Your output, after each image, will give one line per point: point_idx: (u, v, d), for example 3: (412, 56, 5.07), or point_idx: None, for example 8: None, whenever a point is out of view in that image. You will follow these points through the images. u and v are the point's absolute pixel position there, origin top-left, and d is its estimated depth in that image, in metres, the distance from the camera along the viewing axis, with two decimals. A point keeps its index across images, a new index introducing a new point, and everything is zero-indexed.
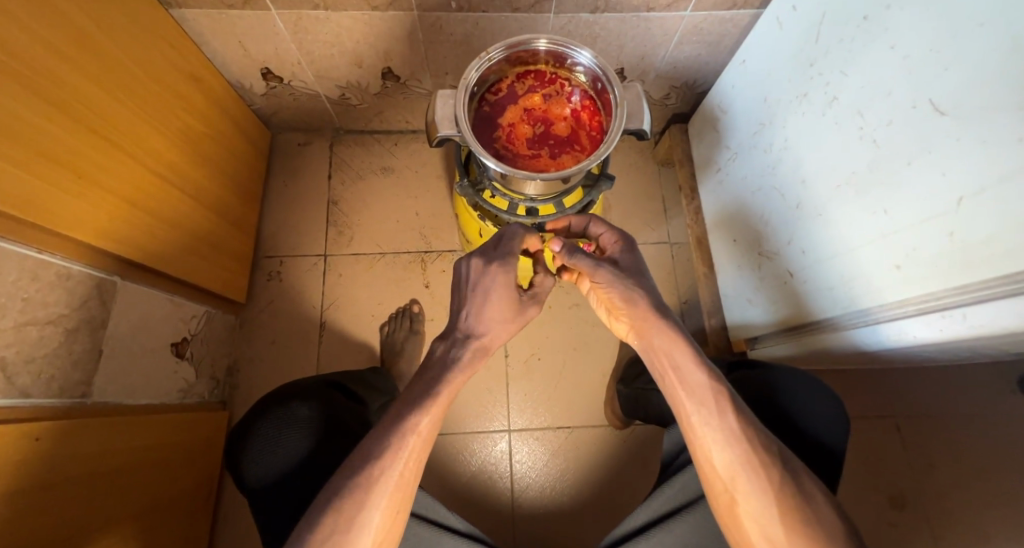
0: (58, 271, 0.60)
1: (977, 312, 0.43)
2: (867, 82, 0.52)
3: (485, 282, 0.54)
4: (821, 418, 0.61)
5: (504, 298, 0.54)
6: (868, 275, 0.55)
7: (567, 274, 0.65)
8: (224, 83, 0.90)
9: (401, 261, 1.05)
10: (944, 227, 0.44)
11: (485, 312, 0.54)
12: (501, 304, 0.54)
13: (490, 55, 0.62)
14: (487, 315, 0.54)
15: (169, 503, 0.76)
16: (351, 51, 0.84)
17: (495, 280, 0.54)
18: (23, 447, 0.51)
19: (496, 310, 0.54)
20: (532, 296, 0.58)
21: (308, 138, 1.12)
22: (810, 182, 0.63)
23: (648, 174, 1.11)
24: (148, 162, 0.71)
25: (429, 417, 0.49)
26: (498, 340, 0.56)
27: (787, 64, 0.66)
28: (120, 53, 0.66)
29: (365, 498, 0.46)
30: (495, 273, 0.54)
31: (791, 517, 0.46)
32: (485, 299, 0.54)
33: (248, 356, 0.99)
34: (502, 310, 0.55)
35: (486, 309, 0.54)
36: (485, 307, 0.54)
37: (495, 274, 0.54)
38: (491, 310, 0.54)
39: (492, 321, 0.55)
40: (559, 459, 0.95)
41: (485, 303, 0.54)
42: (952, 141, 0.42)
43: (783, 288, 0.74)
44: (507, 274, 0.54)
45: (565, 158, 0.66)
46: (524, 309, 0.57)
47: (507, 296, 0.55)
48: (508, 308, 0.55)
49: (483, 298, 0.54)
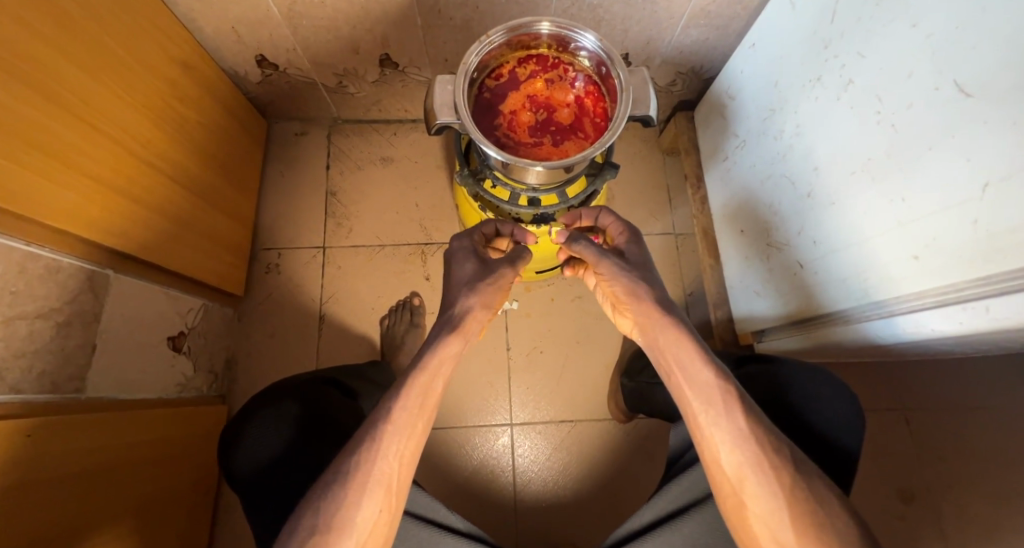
0: (48, 264, 0.58)
1: (1000, 306, 0.41)
2: (886, 62, 0.50)
3: (449, 254, 0.62)
4: (835, 411, 0.59)
5: (465, 261, 0.60)
6: (884, 265, 0.53)
7: (572, 269, 0.70)
8: (218, 70, 0.88)
9: (401, 253, 1.03)
10: (967, 214, 0.42)
11: (453, 278, 0.59)
12: (463, 266, 0.59)
13: (491, 39, 0.60)
14: (454, 279, 0.58)
15: (167, 498, 0.76)
16: (346, 37, 0.82)
17: (454, 248, 0.62)
18: (13, 443, 0.50)
19: (460, 271, 0.59)
20: (503, 260, 0.59)
21: (305, 128, 1.09)
22: (823, 170, 0.61)
23: (653, 163, 1.08)
24: (139, 151, 0.69)
25: (405, 403, 0.48)
26: (470, 301, 0.55)
27: (800, 47, 0.64)
28: (109, 39, 0.63)
29: (343, 495, 0.44)
30: (453, 244, 0.63)
31: (801, 519, 0.44)
32: (453, 268, 0.60)
33: (246, 349, 0.98)
34: (466, 272, 0.58)
35: (452, 275, 0.60)
36: (451, 273, 0.60)
37: (452, 244, 0.63)
38: (456, 273, 0.59)
39: (459, 285, 0.57)
40: (561, 453, 0.93)
41: (452, 269, 0.60)
42: (978, 124, 0.40)
43: (793, 279, 0.73)
44: (460, 241, 0.62)
45: (568, 146, 0.64)
46: (491, 268, 0.58)
47: (468, 258, 0.60)
48: (469, 266, 0.59)
49: (451, 268, 0.60)
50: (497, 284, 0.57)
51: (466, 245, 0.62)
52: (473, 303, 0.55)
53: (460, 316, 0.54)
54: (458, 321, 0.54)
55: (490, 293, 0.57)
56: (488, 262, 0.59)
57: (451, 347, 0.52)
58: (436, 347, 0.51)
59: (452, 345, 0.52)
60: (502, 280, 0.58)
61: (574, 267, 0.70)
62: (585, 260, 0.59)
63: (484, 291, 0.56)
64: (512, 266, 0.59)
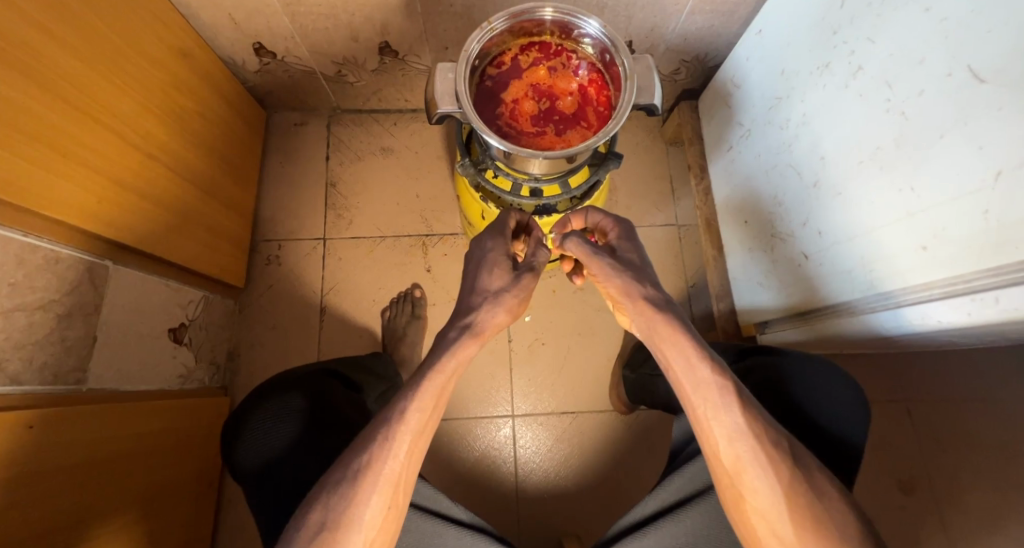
0: (47, 255, 0.57)
1: (1009, 296, 0.40)
2: (897, 48, 0.48)
3: (479, 250, 0.60)
4: (840, 404, 0.58)
5: (495, 263, 0.58)
6: (891, 256, 0.53)
7: (579, 276, 0.70)
8: (215, 59, 0.87)
9: (402, 244, 1.02)
10: (978, 204, 0.41)
11: (480, 278, 0.58)
12: (493, 270, 0.58)
13: (493, 26, 0.58)
14: (481, 282, 0.57)
15: (170, 489, 0.76)
16: (345, 25, 0.80)
17: (486, 246, 0.60)
18: (17, 435, 0.50)
19: (487, 273, 0.58)
20: (528, 266, 0.59)
21: (304, 118, 1.08)
22: (830, 159, 0.60)
23: (656, 153, 1.07)
24: (136, 141, 0.68)
25: (419, 404, 0.47)
26: (494, 310, 0.55)
27: (808, 33, 0.63)
28: (105, 26, 0.62)
29: (351, 492, 0.44)
30: (485, 241, 0.61)
31: (806, 513, 0.44)
32: (481, 268, 0.58)
33: (247, 341, 0.98)
34: (496, 277, 0.57)
35: (478, 274, 0.58)
36: (478, 272, 0.58)
37: (485, 240, 0.61)
38: (484, 276, 0.58)
39: (486, 290, 0.56)
40: (563, 444, 0.94)
41: (479, 269, 0.59)
42: (992, 110, 0.39)
43: (796, 271, 0.72)
44: (494, 241, 0.60)
45: (572, 135, 0.63)
46: (520, 278, 0.57)
47: (500, 262, 0.58)
48: (499, 272, 0.57)
49: (478, 266, 0.59)
50: (522, 297, 0.57)
51: (500, 247, 0.60)
52: (499, 313, 0.55)
53: (482, 321, 0.54)
54: (477, 327, 0.53)
55: (514, 305, 0.57)
56: (518, 268, 0.58)
57: (464, 349, 0.52)
58: (453, 348, 0.50)
59: (470, 348, 0.52)
60: (527, 291, 0.58)
61: (581, 273, 0.70)
62: (579, 259, 0.59)
63: (509, 303, 0.56)
64: (535, 274, 0.59)
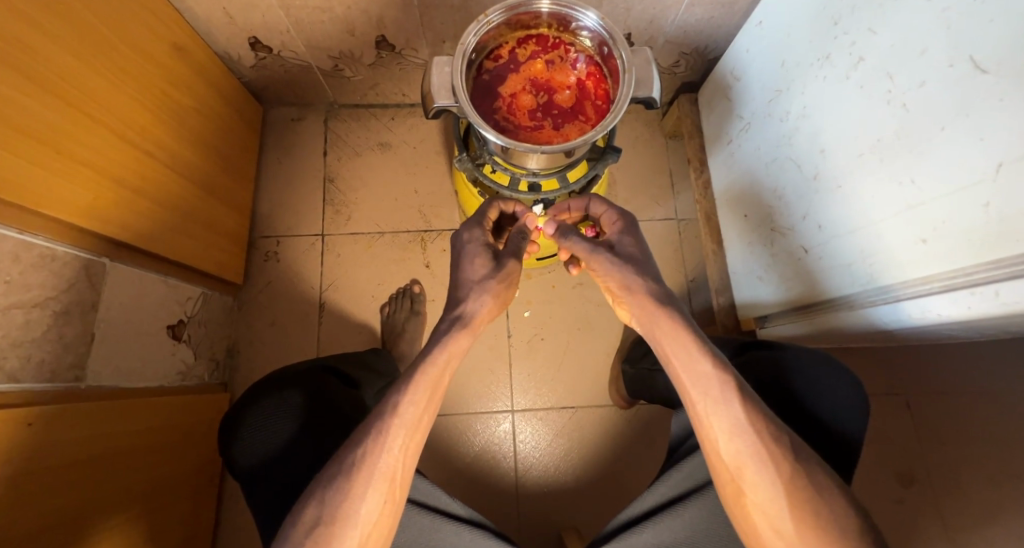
0: (42, 252, 0.57)
1: (1011, 289, 0.39)
2: (898, 39, 0.48)
3: (459, 244, 0.60)
4: (838, 395, 0.58)
5: (476, 254, 0.58)
6: (891, 249, 0.53)
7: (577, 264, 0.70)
8: (211, 54, 0.86)
9: (401, 240, 1.02)
10: (979, 197, 0.41)
11: (463, 271, 0.57)
12: (475, 259, 0.58)
13: (489, 19, 0.58)
14: (465, 273, 0.57)
15: (171, 485, 0.76)
16: (341, 19, 0.80)
17: (465, 238, 0.60)
18: (16, 433, 0.50)
19: (470, 265, 0.57)
20: (511, 252, 0.58)
21: (301, 113, 1.08)
22: (830, 152, 0.60)
23: (656, 147, 1.06)
24: (132, 138, 0.67)
25: (412, 398, 0.47)
26: (480, 299, 0.54)
27: (809, 24, 0.62)
28: (99, 23, 0.62)
29: (347, 486, 0.44)
30: (463, 234, 0.61)
31: (804, 508, 0.44)
32: (463, 260, 0.58)
33: (247, 337, 0.98)
34: (478, 267, 0.57)
35: (461, 267, 0.58)
36: (461, 265, 0.58)
37: (462, 233, 0.61)
38: (466, 269, 0.57)
39: (471, 279, 0.56)
40: (563, 439, 0.94)
41: (462, 261, 0.58)
42: (994, 102, 0.38)
43: (796, 264, 0.72)
44: (472, 231, 0.60)
45: (570, 130, 0.62)
46: (503, 263, 0.57)
47: (480, 252, 0.58)
48: (480, 261, 0.57)
49: (460, 259, 0.59)
50: (508, 283, 0.57)
51: (478, 236, 0.60)
52: (485, 302, 0.55)
53: (471, 312, 0.53)
54: (466, 319, 0.53)
55: (502, 292, 0.56)
56: (501, 254, 0.58)
57: (460, 343, 0.51)
58: (446, 341, 0.50)
59: (461, 342, 0.52)
60: (513, 276, 0.57)
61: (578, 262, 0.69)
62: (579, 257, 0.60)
63: (495, 289, 0.55)
64: (519, 260, 0.58)
